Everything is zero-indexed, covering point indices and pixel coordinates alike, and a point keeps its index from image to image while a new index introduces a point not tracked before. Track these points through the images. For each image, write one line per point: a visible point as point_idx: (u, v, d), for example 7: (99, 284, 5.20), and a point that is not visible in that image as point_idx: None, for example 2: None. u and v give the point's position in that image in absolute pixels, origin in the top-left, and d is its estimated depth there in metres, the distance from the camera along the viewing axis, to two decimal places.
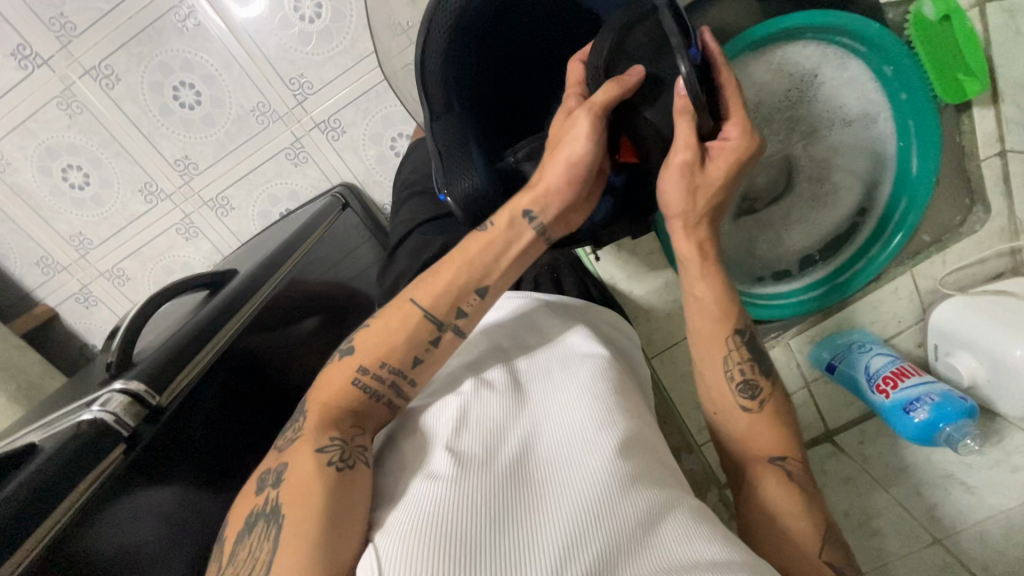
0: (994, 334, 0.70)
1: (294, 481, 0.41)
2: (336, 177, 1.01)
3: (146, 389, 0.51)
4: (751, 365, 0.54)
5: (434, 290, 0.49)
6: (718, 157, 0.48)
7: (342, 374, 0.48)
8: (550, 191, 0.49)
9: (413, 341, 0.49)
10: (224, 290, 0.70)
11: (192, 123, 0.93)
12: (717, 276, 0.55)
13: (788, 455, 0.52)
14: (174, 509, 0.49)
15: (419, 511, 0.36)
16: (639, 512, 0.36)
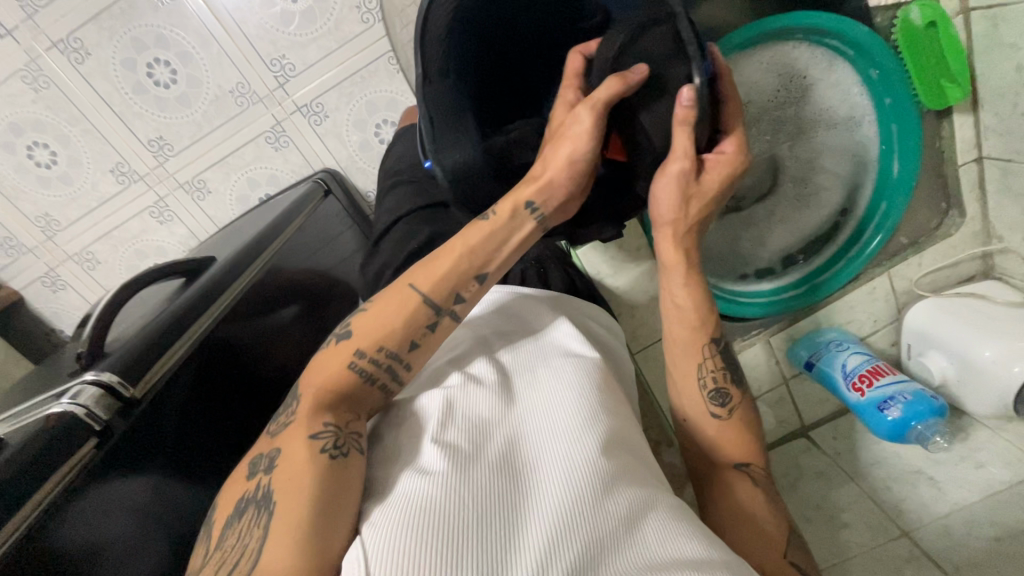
0: (964, 334, 0.73)
1: (286, 471, 0.39)
2: (317, 163, 0.99)
3: (118, 380, 0.49)
4: (723, 374, 0.55)
5: (435, 275, 0.48)
6: (713, 169, 0.50)
7: (337, 358, 0.46)
8: (552, 184, 0.49)
9: (411, 326, 0.47)
10: (200, 279, 0.69)
11: (167, 103, 0.89)
12: (698, 283, 0.54)
13: (751, 463, 0.52)
14: (147, 502, 0.47)
15: (403, 508, 0.35)
16: (622, 511, 0.37)
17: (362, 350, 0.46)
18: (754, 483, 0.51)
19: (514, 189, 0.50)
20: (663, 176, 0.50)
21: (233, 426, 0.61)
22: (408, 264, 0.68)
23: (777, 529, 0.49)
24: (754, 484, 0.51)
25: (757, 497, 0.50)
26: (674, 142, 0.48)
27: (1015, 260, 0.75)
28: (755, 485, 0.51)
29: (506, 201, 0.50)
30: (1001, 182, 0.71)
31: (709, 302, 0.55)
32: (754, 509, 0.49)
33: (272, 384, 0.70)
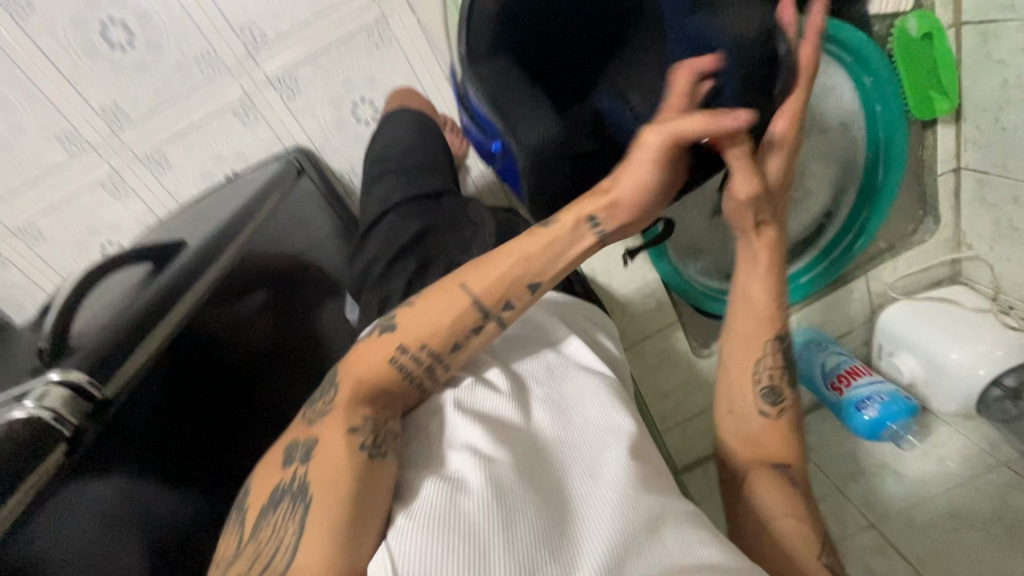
0: (934, 336, 0.77)
1: (326, 459, 0.40)
2: (290, 139, 0.93)
3: (89, 380, 0.45)
4: (780, 372, 0.52)
5: (489, 278, 0.47)
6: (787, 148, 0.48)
7: (380, 349, 0.46)
8: (619, 204, 0.45)
9: (457, 326, 0.46)
10: (171, 266, 0.63)
11: (124, 68, 0.82)
12: (778, 281, 0.52)
13: (791, 465, 0.50)
14: (112, 504, 0.46)
15: (428, 513, 0.35)
16: (641, 515, 0.36)
17: (405, 344, 0.45)
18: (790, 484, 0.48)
19: (578, 199, 0.47)
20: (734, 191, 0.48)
21: (211, 426, 0.59)
22: (399, 258, 0.65)
23: (810, 530, 0.45)
24: (788, 483, 0.48)
25: (787, 496, 0.47)
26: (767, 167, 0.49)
27: (982, 267, 0.79)
28: (789, 485, 0.48)
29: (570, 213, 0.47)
30: (975, 193, 0.74)
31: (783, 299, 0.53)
32: (768, 505, 0.47)
33: (246, 374, 0.67)
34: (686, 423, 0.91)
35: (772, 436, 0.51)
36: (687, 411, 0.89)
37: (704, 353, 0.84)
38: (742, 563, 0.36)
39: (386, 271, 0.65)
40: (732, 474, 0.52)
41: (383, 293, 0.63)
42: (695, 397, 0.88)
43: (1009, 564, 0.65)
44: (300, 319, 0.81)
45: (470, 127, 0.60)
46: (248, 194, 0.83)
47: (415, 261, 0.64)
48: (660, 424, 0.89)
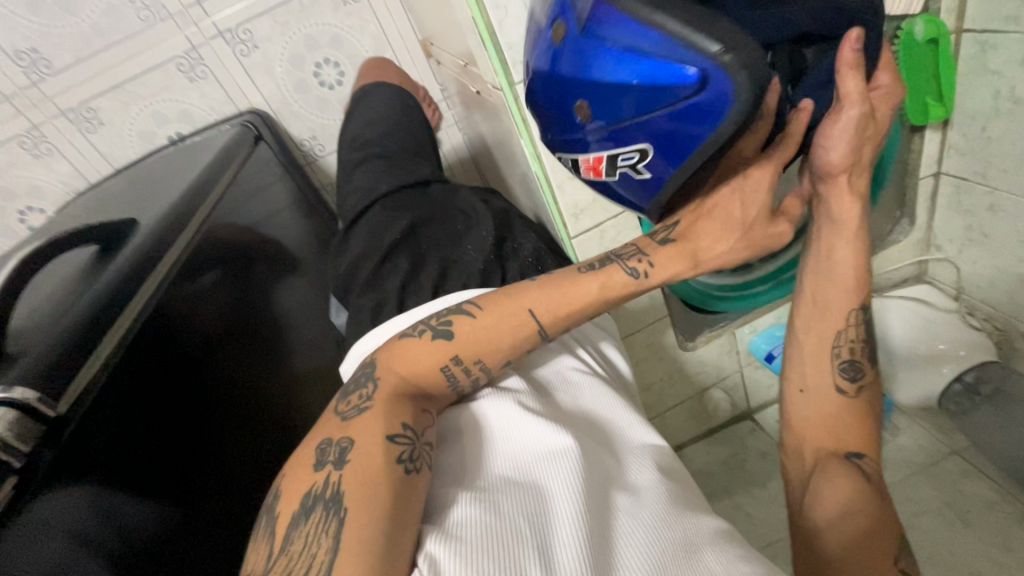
0: (907, 333, 0.82)
1: (359, 467, 0.36)
2: (242, 101, 0.94)
3: (38, 398, 0.40)
4: (862, 347, 0.49)
5: (561, 310, 0.45)
6: (885, 100, 0.43)
7: (430, 354, 0.43)
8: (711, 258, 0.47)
9: (516, 349, 0.44)
10: (121, 253, 0.58)
11: (42, 6, 0.79)
12: (861, 246, 0.48)
13: (865, 454, 0.45)
14: (87, 518, 0.41)
15: (467, 535, 0.33)
16: (678, 535, 0.34)
17: (460, 357, 0.43)
18: (865, 475, 0.43)
19: (661, 257, 0.46)
20: (835, 117, 0.42)
21: (186, 429, 0.54)
22: (389, 258, 0.60)
23: (882, 521, 0.41)
24: (860, 472, 0.43)
25: (860, 486, 0.43)
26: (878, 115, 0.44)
27: (949, 269, 0.83)
28: (862, 476, 0.43)
29: (663, 274, 0.46)
30: (951, 198, 0.77)
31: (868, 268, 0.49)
32: (835, 499, 0.42)
33: (209, 366, 0.62)
34: (665, 414, 0.92)
35: (847, 417, 0.47)
36: (667, 402, 0.91)
37: (688, 346, 0.84)
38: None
39: (377, 271, 0.59)
40: (800, 465, 0.48)
41: (377, 297, 0.57)
42: (676, 390, 0.90)
43: (962, 548, 0.71)
44: (259, 299, 0.76)
45: (565, 104, 0.44)
46: (200, 169, 0.77)
47: (408, 261, 0.59)
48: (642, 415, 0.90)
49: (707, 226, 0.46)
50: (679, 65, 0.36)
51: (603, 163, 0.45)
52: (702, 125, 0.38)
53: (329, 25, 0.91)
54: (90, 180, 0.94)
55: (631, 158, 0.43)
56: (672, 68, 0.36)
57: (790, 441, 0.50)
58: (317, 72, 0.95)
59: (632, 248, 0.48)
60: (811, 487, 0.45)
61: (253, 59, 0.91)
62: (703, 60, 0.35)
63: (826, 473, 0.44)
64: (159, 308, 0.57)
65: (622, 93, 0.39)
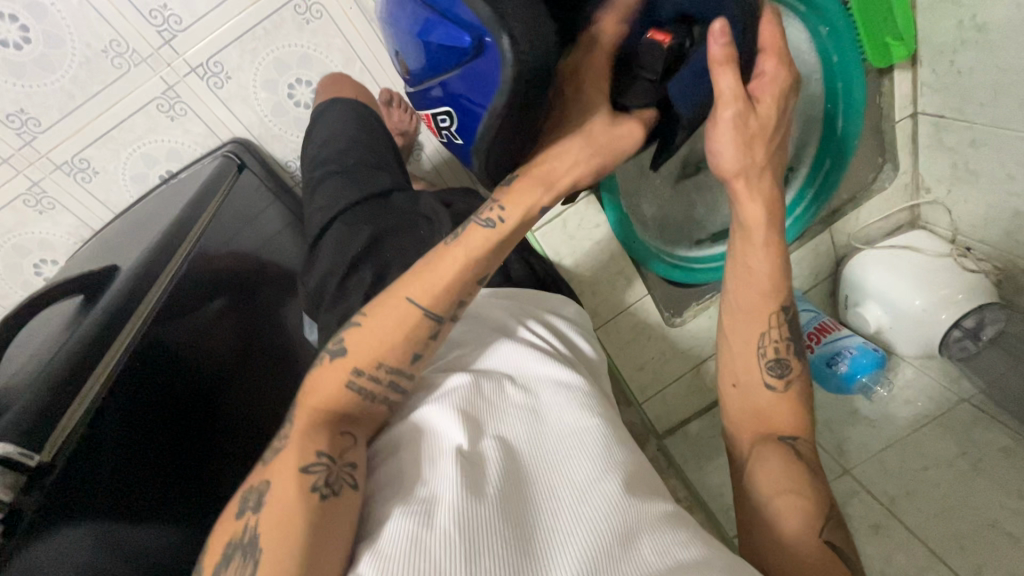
0: (902, 285, 0.79)
1: (274, 508, 0.38)
2: (225, 132, 0.88)
3: (18, 450, 0.42)
4: (787, 345, 0.52)
5: (437, 287, 0.46)
6: (763, 93, 0.47)
7: (333, 379, 0.45)
8: (564, 173, 0.46)
9: (412, 338, 0.46)
10: (107, 294, 0.61)
11: (23, 68, 0.75)
12: (778, 248, 0.51)
13: (800, 436, 0.49)
14: (89, 553, 0.43)
15: (396, 550, 0.33)
16: (615, 525, 0.36)
17: (359, 367, 0.45)
18: (800, 457, 0.47)
19: (518, 194, 0.46)
20: (715, 122, 0.47)
21: (190, 449, 0.57)
22: (353, 270, 0.61)
23: (810, 502, 0.44)
24: (789, 450, 0.47)
25: (791, 470, 0.46)
26: (760, 106, 0.47)
27: (941, 212, 0.81)
28: (793, 456, 0.47)
29: (516, 211, 0.46)
30: (933, 137, 0.75)
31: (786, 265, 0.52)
32: (768, 481, 0.46)
33: (210, 389, 0.63)
34: (663, 393, 0.92)
35: (778, 408, 0.50)
36: (664, 379, 0.90)
37: (675, 321, 0.83)
38: (723, 563, 0.34)
39: (343, 285, 0.61)
40: (738, 450, 0.50)
41: (342, 311, 0.60)
42: (670, 367, 0.89)
43: (980, 499, 0.67)
44: (266, 319, 0.78)
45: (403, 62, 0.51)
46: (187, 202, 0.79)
47: (372, 272, 0.61)
48: (639, 394, 0.91)
49: (539, 153, 0.46)
50: (463, 27, 0.41)
51: (431, 122, 0.53)
52: (483, 91, 0.43)
53: (297, 46, 0.83)
54: (97, 230, 0.90)
55: (445, 118, 0.50)
56: (457, 30, 0.42)
57: (727, 429, 0.53)
58: (290, 94, 0.87)
59: (485, 202, 0.49)
60: (745, 467, 0.48)
61: (228, 91, 0.84)
62: (477, 25, 0.41)
63: (760, 454, 0.47)
64: (149, 343, 0.58)
65: (430, 49, 0.45)
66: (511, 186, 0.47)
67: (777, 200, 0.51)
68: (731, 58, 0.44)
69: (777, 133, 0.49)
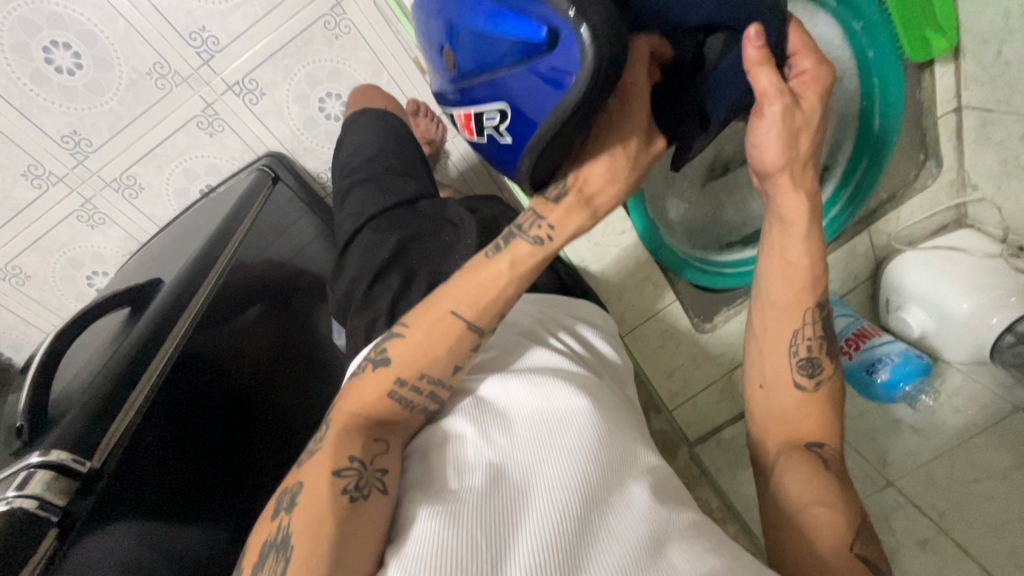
0: (943, 288, 0.75)
1: (306, 507, 0.39)
2: (260, 147, 0.92)
3: (72, 457, 0.44)
4: (819, 345, 0.51)
5: (478, 301, 0.46)
6: (805, 88, 0.46)
7: (377, 384, 0.46)
8: (607, 192, 0.46)
9: (453, 353, 0.47)
10: (152, 306, 0.64)
11: (75, 92, 0.79)
12: (817, 241, 0.50)
13: (826, 442, 0.48)
14: (135, 552, 0.45)
15: (422, 553, 0.34)
16: (643, 535, 0.36)
17: (403, 378, 0.46)
18: (825, 466, 0.46)
19: (564, 213, 0.46)
20: (760, 118, 0.46)
21: (230, 452, 0.59)
22: (381, 278, 0.63)
23: (842, 512, 0.43)
24: (820, 464, 0.46)
25: (817, 478, 0.45)
26: (806, 101, 0.46)
27: (989, 209, 0.76)
28: (821, 465, 0.46)
29: (563, 230, 0.46)
30: (979, 132, 0.72)
31: (823, 262, 0.51)
32: (796, 489, 0.45)
33: (249, 395, 0.66)
34: (694, 399, 0.90)
35: (805, 411, 0.50)
36: (695, 386, 0.88)
37: (706, 327, 0.82)
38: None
39: (371, 291, 0.62)
40: (765, 457, 0.50)
41: (369, 317, 0.61)
42: (701, 373, 0.87)
43: None
44: (301, 327, 0.81)
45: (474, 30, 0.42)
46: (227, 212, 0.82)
47: (398, 278, 0.62)
48: (669, 401, 0.89)
49: (596, 168, 0.45)
50: (531, 22, 0.37)
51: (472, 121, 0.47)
52: (553, 94, 0.38)
53: (326, 61, 0.86)
54: (144, 242, 0.95)
55: (495, 116, 0.45)
56: (532, 20, 0.37)
57: (754, 432, 0.52)
58: (321, 108, 0.90)
59: (529, 214, 0.48)
60: (774, 476, 0.48)
61: (263, 107, 0.87)
62: (551, 16, 0.35)
63: (789, 464, 0.47)
64: (188, 353, 0.60)
65: (496, 38, 0.40)
66: (556, 203, 0.46)
67: (819, 197, 0.50)
68: (768, 58, 0.44)
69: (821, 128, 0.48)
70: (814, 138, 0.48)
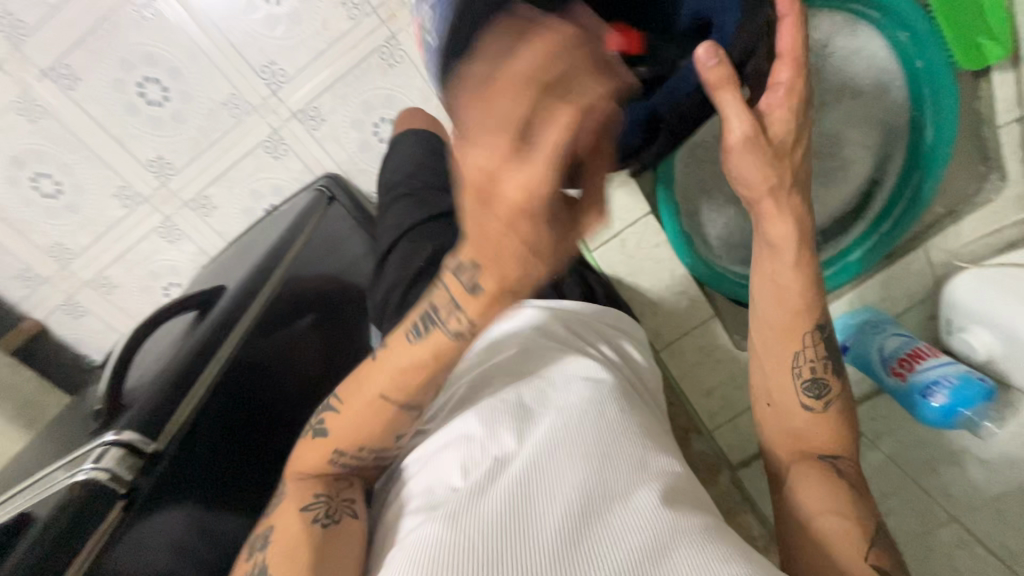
0: (1007, 306, 0.67)
1: (278, 546, 0.43)
2: (319, 169, 0.99)
3: (139, 437, 0.49)
4: (822, 364, 0.54)
5: (401, 384, 0.44)
6: (775, 110, 0.47)
7: (316, 453, 0.48)
8: (521, 273, 0.34)
9: (389, 429, 0.47)
10: (212, 314, 0.69)
11: (162, 121, 0.89)
12: (806, 266, 0.53)
13: (839, 455, 0.53)
14: (187, 533, 0.50)
15: (422, 555, 0.36)
16: (649, 541, 0.35)
17: (341, 449, 0.48)
18: (840, 476, 0.51)
19: (479, 301, 0.37)
20: (737, 152, 0.48)
21: (285, 441, 0.65)
22: (415, 284, 0.66)
23: (854, 524, 0.47)
24: (835, 474, 0.51)
25: (831, 488, 0.50)
26: (772, 124, 0.47)
27: None
28: (835, 475, 0.51)
29: (484, 324, 0.39)
30: None
31: (818, 283, 0.54)
32: (810, 501, 0.50)
33: (305, 395, 0.72)
34: (736, 420, 0.87)
35: (816, 427, 0.54)
36: (737, 406, 0.86)
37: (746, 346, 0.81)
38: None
39: (406, 297, 0.66)
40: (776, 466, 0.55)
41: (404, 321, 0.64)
42: (743, 393, 0.85)
43: None
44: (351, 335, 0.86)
45: None
46: (289, 225, 0.88)
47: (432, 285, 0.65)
48: (708, 421, 0.87)
49: (509, 251, 0.32)
50: None
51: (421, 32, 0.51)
52: None
53: (381, 88, 0.92)
54: (212, 256, 1.03)
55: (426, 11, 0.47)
56: None
57: (767, 446, 0.57)
58: (375, 132, 0.96)
59: (443, 295, 0.39)
60: (787, 483, 0.53)
61: (323, 131, 0.94)
62: None
63: (803, 476, 0.52)
64: (244, 353, 0.65)
65: None
66: (472, 295, 0.37)
67: (807, 217, 0.52)
68: (726, 83, 0.43)
69: (797, 147, 0.49)
70: (793, 157, 0.50)
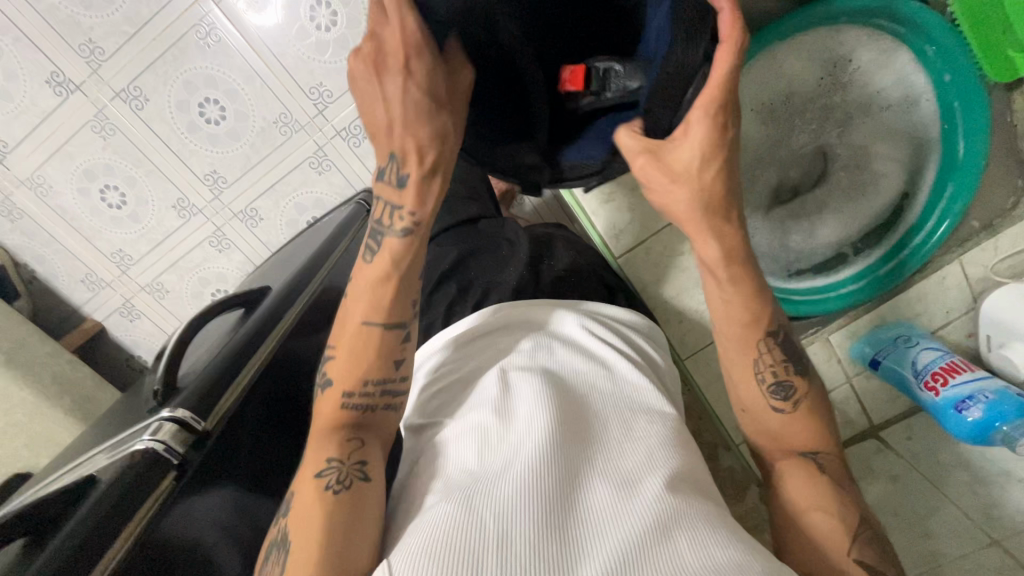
0: None
1: (298, 511, 0.46)
2: (359, 183, 1.04)
3: (191, 414, 0.53)
4: (785, 367, 0.56)
5: (376, 305, 0.54)
6: (682, 145, 0.49)
7: (331, 401, 0.53)
8: (413, 148, 0.50)
9: (382, 355, 0.54)
10: (259, 308, 0.73)
11: (218, 138, 0.96)
12: (747, 279, 0.56)
13: (820, 451, 0.54)
14: (225, 513, 0.53)
15: (433, 529, 0.38)
16: (653, 521, 0.38)
17: (349, 391, 0.53)
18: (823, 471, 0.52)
19: (405, 188, 0.51)
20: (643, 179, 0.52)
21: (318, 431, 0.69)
22: (441, 285, 0.70)
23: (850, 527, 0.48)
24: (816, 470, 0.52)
25: (817, 483, 0.51)
26: (675, 157, 0.50)
27: None
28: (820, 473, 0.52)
29: (421, 212, 0.52)
30: None
31: (761, 288, 0.57)
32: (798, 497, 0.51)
33: None
34: None
35: (795, 428, 0.55)
36: None
37: None
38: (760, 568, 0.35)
39: (432, 298, 0.69)
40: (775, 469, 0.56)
41: (431, 319, 0.68)
42: None
43: None
44: None
45: None
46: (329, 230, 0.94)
47: (456, 287, 0.69)
48: (734, 435, 0.87)
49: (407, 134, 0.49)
50: None
51: None
52: None
53: None
54: (257, 264, 1.10)
55: None
56: None
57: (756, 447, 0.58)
58: None
59: (385, 207, 0.53)
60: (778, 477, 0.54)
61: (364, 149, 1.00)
62: None
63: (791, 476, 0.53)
64: (286, 348, 0.68)
65: None
66: (401, 189, 0.52)
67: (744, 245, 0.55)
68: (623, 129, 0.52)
69: (714, 174, 0.51)
70: (703, 185, 0.51)
